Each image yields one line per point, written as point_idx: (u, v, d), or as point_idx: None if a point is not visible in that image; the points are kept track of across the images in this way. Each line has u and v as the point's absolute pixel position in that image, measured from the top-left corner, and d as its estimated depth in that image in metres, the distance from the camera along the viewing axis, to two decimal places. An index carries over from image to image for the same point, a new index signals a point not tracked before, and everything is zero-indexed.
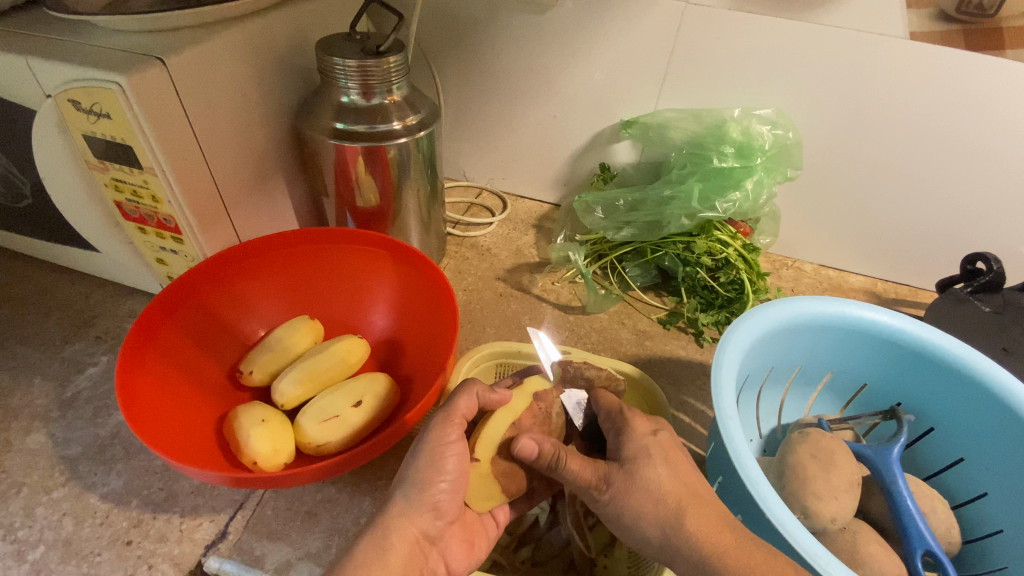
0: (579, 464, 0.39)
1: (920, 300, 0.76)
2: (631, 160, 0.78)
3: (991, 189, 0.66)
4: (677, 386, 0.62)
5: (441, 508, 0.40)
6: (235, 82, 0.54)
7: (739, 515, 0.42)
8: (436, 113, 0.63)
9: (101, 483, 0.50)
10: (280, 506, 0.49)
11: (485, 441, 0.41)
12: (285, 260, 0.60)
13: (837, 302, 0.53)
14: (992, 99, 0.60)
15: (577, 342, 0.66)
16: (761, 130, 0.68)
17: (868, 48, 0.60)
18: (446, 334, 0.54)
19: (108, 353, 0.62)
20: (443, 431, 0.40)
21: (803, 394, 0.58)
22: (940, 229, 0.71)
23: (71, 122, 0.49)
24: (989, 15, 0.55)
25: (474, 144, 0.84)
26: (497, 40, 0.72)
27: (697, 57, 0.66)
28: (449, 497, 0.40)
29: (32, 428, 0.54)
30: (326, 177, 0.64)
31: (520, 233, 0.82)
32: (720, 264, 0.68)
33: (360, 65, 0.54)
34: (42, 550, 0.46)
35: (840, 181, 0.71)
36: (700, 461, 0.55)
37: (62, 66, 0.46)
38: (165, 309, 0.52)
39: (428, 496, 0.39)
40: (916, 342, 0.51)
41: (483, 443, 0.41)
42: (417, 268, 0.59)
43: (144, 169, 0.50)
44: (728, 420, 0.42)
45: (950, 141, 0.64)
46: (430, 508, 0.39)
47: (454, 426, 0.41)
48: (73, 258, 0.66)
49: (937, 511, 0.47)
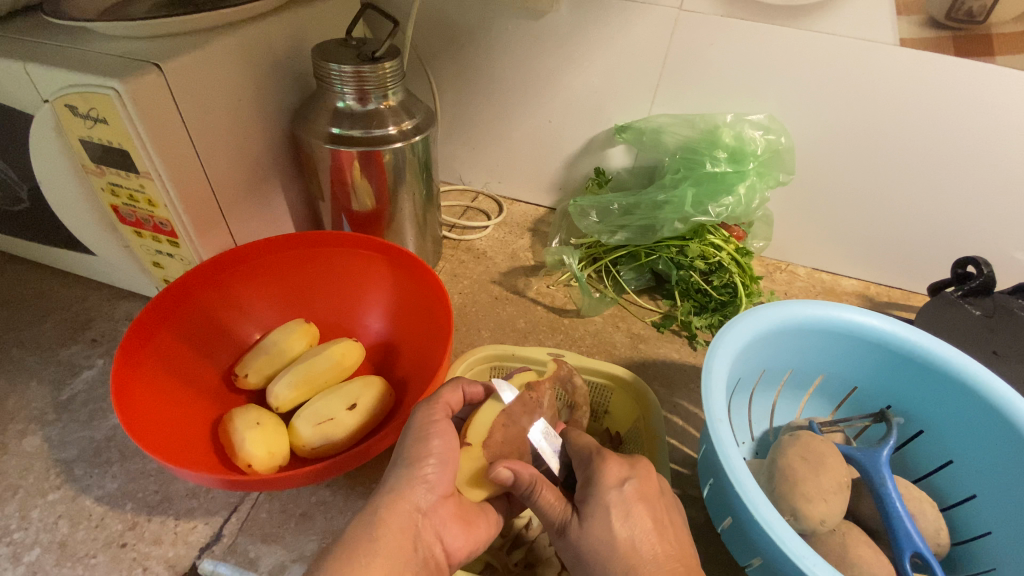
0: (551, 496, 0.40)
1: (912, 303, 0.76)
2: (626, 164, 0.78)
3: (981, 193, 0.67)
4: (670, 389, 0.62)
5: (431, 482, 0.39)
6: (231, 87, 0.54)
7: (730, 517, 0.43)
8: (431, 118, 0.64)
9: (96, 485, 0.51)
10: (274, 508, 0.50)
11: (475, 426, 0.44)
12: (281, 264, 0.60)
13: (828, 305, 0.53)
14: (982, 105, 0.60)
15: (571, 345, 0.67)
16: (753, 135, 0.68)
17: (859, 54, 0.60)
18: (441, 337, 0.54)
19: (104, 356, 0.62)
20: (427, 413, 0.42)
21: (795, 397, 0.58)
22: (932, 233, 0.72)
23: (67, 127, 0.49)
24: (978, 21, 0.55)
25: (470, 148, 0.84)
26: (492, 45, 0.73)
27: (690, 63, 0.66)
28: (439, 474, 0.40)
29: (27, 431, 0.54)
30: (322, 181, 0.64)
31: (516, 236, 0.82)
32: (713, 268, 0.69)
33: (355, 70, 0.54)
34: (37, 552, 0.46)
35: (832, 186, 0.72)
36: (692, 463, 0.55)
37: (59, 71, 0.46)
38: (161, 313, 0.52)
39: (418, 471, 0.39)
40: (905, 345, 0.52)
41: (474, 429, 0.43)
42: (412, 272, 0.59)
43: (140, 174, 0.50)
44: (718, 423, 0.42)
45: (941, 146, 0.64)
46: (420, 482, 0.39)
47: (440, 408, 0.42)
48: (69, 261, 0.66)
49: (925, 513, 0.48)
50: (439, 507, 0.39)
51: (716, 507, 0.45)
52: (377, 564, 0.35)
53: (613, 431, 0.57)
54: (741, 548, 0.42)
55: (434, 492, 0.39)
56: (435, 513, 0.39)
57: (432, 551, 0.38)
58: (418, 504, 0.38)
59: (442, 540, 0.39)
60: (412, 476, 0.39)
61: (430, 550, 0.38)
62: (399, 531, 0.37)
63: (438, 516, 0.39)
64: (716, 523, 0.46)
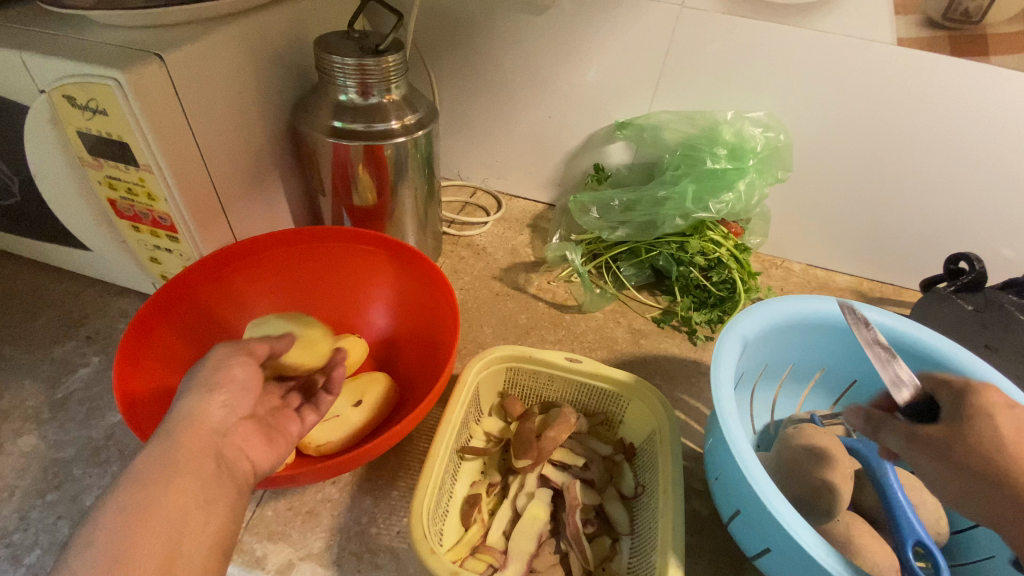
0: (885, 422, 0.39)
1: (904, 299, 0.78)
2: (625, 161, 0.78)
3: (973, 191, 0.68)
4: (672, 383, 0.63)
5: (230, 405, 0.37)
6: (232, 79, 0.53)
7: (738, 509, 0.43)
8: (434, 112, 0.63)
9: (96, 485, 0.50)
10: (280, 506, 0.49)
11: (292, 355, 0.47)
12: (282, 260, 0.59)
13: (829, 300, 0.54)
14: (976, 105, 0.62)
15: (574, 341, 0.67)
16: (753, 132, 0.69)
17: (858, 53, 0.61)
18: (447, 332, 0.54)
19: (100, 353, 0.61)
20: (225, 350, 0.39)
21: (795, 391, 0.59)
22: (924, 229, 0.73)
23: (64, 117, 0.48)
24: (973, 21, 0.57)
25: (469, 143, 0.84)
26: (493, 40, 0.72)
27: (691, 60, 0.67)
28: (229, 393, 0.37)
29: (23, 430, 0.53)
30: (323, 176, 0.63)
31: (515, 232, 0.82)
32: (713, 264, 0.70)
33: (358, 62, 0.54)
34: (37, 553, 0.45)
35: (829, 183, 0.73)
36: (696, 457, 0.56)
37: (56, 60, 0.45)
38: (160, 310, 0.51)
39: (212, 396, 0.36)
40: (905, 340, 0.53)
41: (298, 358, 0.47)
42: (415, 268, 0.59)
43: (140, 167, 0.49)
44: (728, 416, 0.43)
45: (935, 146, 0.66)
46: (212, 406, 0.36)
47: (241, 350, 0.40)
48: (62, 256, 0.64)
49: (925, 503, 0.49)
50: (237, 427, 0.36)
51: (723, 499, 0.46)
52: (176, 489, 0.31)
53: (627, 441, 0.56)
54: (749, 539, 0.43)
55: (235, 414, 0.37)
56: (236, 433, 0.36)
57: (238, 466, 0.35)
58: (217, 428, 0.35)
59: (246, 455, 0.36)
60: (205, 400, 0.36)
61: (237, 467, 0.35)
62: (197, 453, 0.33)
63: (239, 435, 0.36)
64: (723, 515, 0.46)
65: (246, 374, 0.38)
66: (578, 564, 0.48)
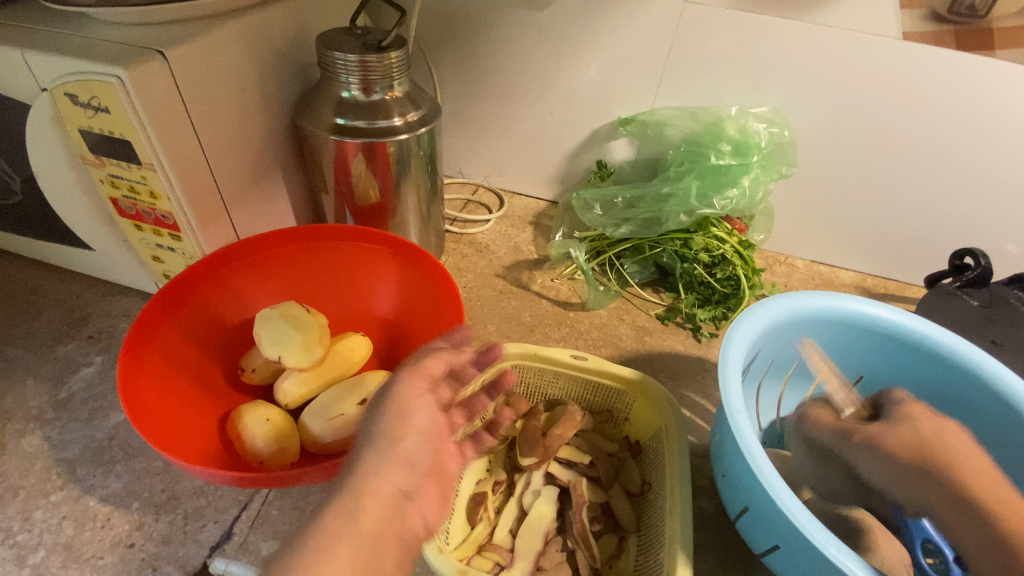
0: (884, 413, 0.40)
1: (908, 295, 0.77)
2: (628, 157, 0.78)
3: (978, 185, 0.68)
4: (676, 380, 0.63)
5: (413, 461, 0.36)
6: (234, 76, 0.53)
7: (746, 506, 0.43)
8: (437, 109, 0.63)
9: (100, 485, 0.49)
10: (285, 505, 0.49)
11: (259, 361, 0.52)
12: (286, 257, 0.59)
13: (836, 296, 0.54)
14: (982, 99, 0.61)
15: (578, 339, 0.67)
16: (757, 128, 0.68)
17: (864, 47, 0.61)
18: (452, 329, 0.54)
19: (102, 353, 0.60)
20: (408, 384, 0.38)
21: (801, 387, 0.59)
22: (928, 224, 0.73)
23: (66, 115, 0.48)
24: (980, 15, 0.57)
25: (471, 140, 0.84)
26: (495, 36, 0.72)
27: (695, 55, 0.66)
28: (414, 443, 0.36)
29: (27, 430, 0.53)
30: (325, 173, 0.63)
31: (518, 230, 0.82)
32: (718, 260, 0.69)
33: (361, 59, 0.53)
34: (43, 553, 0.45)
35: (833, 179, 0.73)
36: (702, 454, 0.56)
37: (57, 58, 0.45)
38: (164, 309, 0.51)
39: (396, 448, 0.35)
40: (912, 335, 0.52)
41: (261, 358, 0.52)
42: (420, 265, 0.58)
43: (143, 165, 0.49)
44: (738, 414, 0.43)
45: (940, 141, 0.66)
46: (390, 463, 0.35)
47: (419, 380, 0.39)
48: (63, 255, 0.64)
49: None
50: (420, 487, 0.35)
51: (730, 496, 0.45)
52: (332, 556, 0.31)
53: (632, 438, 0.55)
54: (756, 535, 0.43)
55: (417, 468, 0.36)
56: (418, 492, 0.35)
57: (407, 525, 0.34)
58: (398, 488, 0.34)
59: (420, 514, 0.35)
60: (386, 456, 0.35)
61: (409, 526, 0.35)
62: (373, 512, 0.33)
63: (422, 497, 0.35)
64: (730, 510, 0.46)
65: (425, 420, 0.37)
66: (584, 561, 0.48)
